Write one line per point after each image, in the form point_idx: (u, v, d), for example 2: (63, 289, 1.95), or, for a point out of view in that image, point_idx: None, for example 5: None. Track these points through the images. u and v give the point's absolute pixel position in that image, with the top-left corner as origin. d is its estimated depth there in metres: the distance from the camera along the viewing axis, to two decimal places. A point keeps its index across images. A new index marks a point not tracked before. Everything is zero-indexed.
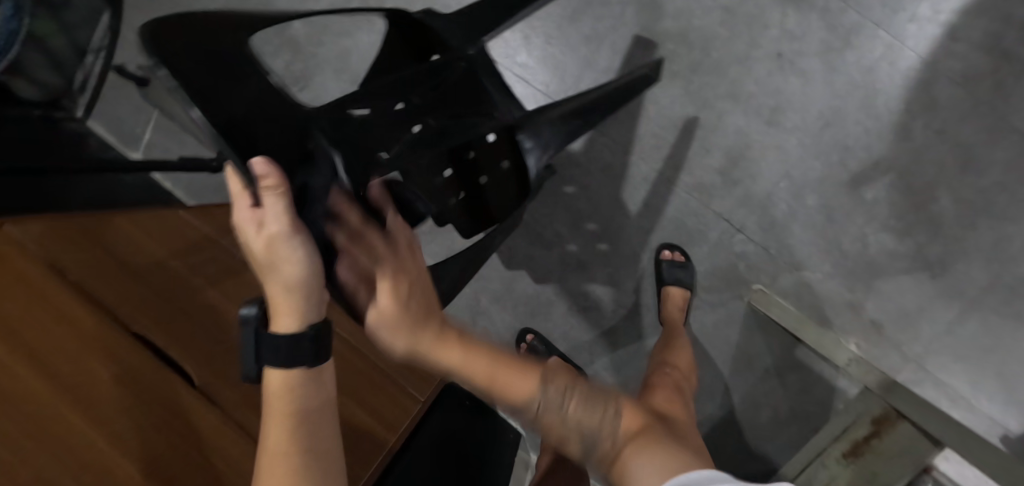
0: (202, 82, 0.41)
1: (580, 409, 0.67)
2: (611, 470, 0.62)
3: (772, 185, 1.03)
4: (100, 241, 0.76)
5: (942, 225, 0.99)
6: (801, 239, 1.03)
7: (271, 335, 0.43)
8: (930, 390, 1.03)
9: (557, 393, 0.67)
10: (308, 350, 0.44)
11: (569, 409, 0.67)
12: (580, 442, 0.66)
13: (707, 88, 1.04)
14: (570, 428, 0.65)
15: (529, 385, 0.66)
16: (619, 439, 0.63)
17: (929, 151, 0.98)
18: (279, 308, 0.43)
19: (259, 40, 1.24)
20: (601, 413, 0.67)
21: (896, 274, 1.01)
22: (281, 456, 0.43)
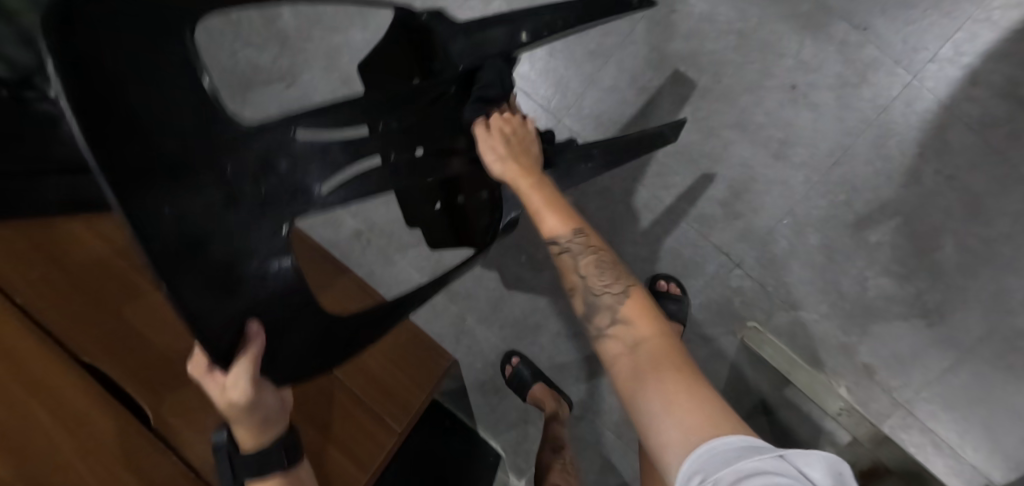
0: (90, 83, 0.31)
1: (593, 268, 0.64)
2: (623, 348, 0.57)
3: (775, 221, 1.00)
4: (55, 257, 0.69)
5: (944, 273, 0.96)
6: (799, 278, 1.01)
7: (240, 453, 0.51)
8: (917, 437, 1.01)
9: (579, 239, 0.64)
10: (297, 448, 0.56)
11: (584, 268, 0.63)
12: (584, 297, 0.63)
13: (715, 116, 0.99)
14: (579, 276, 0.64)
15: (558, 223, 0.63)
16: (617, 318, 0.60)
17: (937, 197, 0.95)
18: (244, 436, 0.50)
19: (247, 31, 1.16)
20: (614, 277, 0.63)
21: (892, 319, 0.99)
22: None
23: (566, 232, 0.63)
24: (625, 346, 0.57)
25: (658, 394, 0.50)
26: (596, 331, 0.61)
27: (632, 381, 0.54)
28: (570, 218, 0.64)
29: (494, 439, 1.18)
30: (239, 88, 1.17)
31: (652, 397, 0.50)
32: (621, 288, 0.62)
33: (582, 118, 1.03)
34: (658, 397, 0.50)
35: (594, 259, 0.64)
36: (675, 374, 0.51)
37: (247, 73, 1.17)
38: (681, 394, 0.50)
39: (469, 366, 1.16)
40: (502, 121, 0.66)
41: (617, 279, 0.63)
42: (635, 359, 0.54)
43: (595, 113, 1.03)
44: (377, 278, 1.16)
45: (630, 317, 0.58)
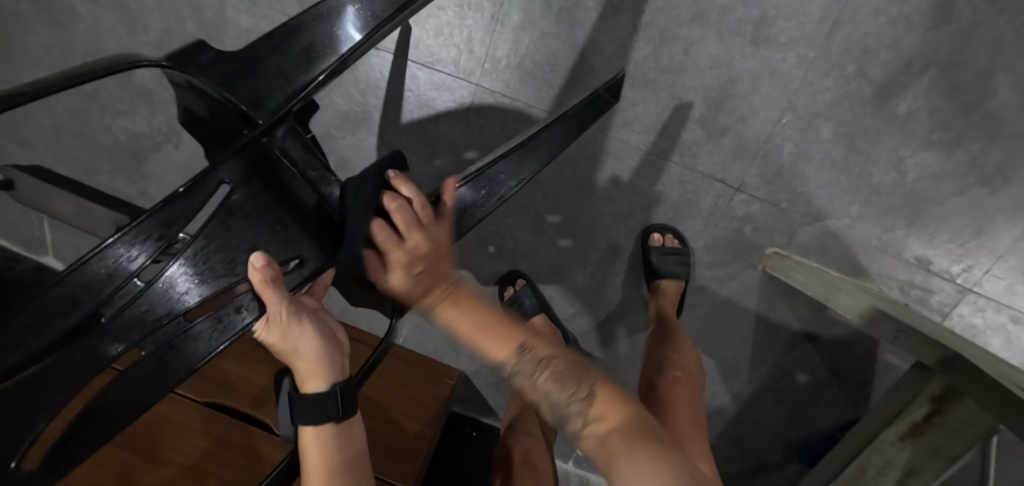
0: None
1: (546, 378, 0.54)
2: (592, 443, 0.52)
3: (772, 124, 0.80)
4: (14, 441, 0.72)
5: (1001, 123, 0.75)
6: (816, 183, 0.82)
7: None
8: (993, 319, 0.84)
9: (533, 348, 0.56)
10: (334, 407, 0.52)
11: (538, 383, 0.54)
12: (552, 410, 0.55)
13: (662, 15, 0.76)
14: (534, 385, 0.55)
15: (501, 351, 0.55)
16: (590, 422, 0.52)
17: (979, 29, 0.71)
18: None
19: (106, 98, 0.96)
20: (569, 376, 0.54)
21: (944, 198, 0.80)
22: None
23: (513, 343, 0.56)
24: (596, 439, 0.52)
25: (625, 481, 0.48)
26: (571, 434, 0.55)
27: (605, 452, 0.51)
28: (511, 340, 0.56)
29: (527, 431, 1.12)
30: (138, 163, 1.01)
31: (621, 475, 0.49)
32: (586, 392, 0.53)
33: (501, 74, 0.82)
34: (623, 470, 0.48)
35: (550, 371, 0.54)
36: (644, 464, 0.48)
37: (130, 145, 1.00)
38: (648, 479, 0.47)
39: (477, 374, 1.06)
40: (397, 210, 0.50)
41: (581, 383, 0.54)
42: (604, 442, 0.51)
43: (518, 63, 0.81)
44: (353, 314, 1.06)
45: (592, 408, 0.52)
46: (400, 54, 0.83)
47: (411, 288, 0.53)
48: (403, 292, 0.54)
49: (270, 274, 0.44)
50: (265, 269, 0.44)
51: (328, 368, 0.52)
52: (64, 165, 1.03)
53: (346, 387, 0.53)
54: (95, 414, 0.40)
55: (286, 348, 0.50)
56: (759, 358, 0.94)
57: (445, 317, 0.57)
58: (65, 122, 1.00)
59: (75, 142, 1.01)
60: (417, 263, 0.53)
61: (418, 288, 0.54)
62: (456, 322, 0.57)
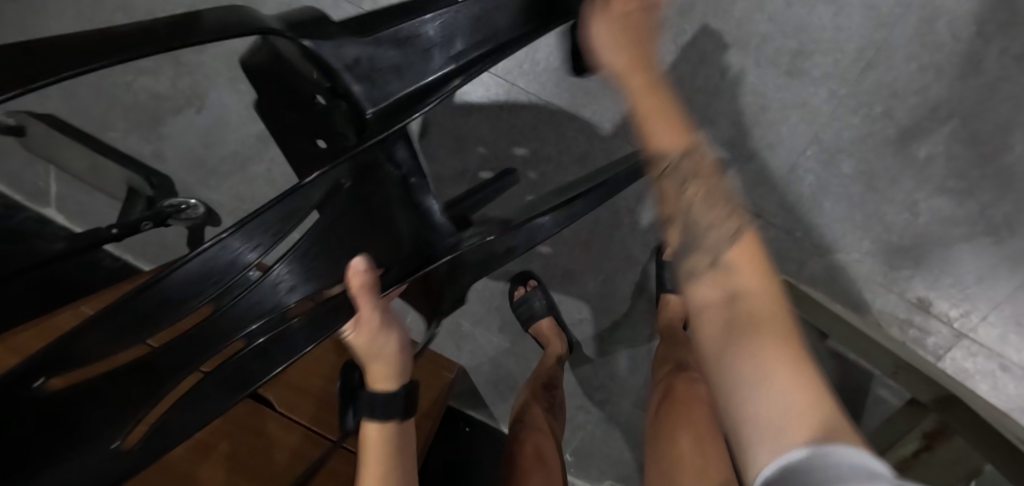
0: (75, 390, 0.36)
1: (700, 196, 0.44)
2: (716, 286, 0.39)
3: (797, 154, 0.82)
4: None
5: (1014, 178, 0.78)
6: (832, 216, 0.84)
7: None
8: (984, 365, 0.87)
9: (688, 160, 0.45)
10: (399, 407, 0.57)
11: (692, 189, 0.44)
12: (682, 229, 0.44)
13: (703, 37, 0.78)
14: (684, 203, 0.44)
15: (667, 134, 0.46)
16: (719, 262, 0.40)
17: (1004, 85, 0.74)
18: None
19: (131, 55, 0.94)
20: (724, 214, 0.43)
21: (951, 243, 0.83)
22: None
23: (677, 145, 0.45)
24: (719, 293, 0.39)
25: (751, 369, 0.33)
26: (681, 275, 0.42)
27: (722, 335, 0.36)
28: (684, 136, 0.46)
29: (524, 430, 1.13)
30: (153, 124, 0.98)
31: (740, 377, 0.34)
32: (734, 225, 0.42)
33: (538, 76, 0.83)
34: (755, 377, 0.33)
35: (698, 192, 0.44)
36: (783, 342, 0.34)
37: (150, 105, 0.98)
38: (774, 360, 0.33)
39: (476, 371, 1.06)
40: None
41: (732, 214, 0.43)
42: (728, 308, 0.37)
43: (556, 68, 0.82)
44: None
45: (735, 263, 0.39)
46: None
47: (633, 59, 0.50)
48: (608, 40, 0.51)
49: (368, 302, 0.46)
50: (365, 275, 0.44)
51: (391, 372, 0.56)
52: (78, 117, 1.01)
53: (410, 389, 0.58)
54: (218, 383, 0.43)
55: (367, 350, 0.53)
56: None
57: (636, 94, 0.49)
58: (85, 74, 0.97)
59: (92, 95, 0.98)
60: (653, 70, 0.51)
61: (637, 60, 0.51)
62: (637, 98, 0.49)
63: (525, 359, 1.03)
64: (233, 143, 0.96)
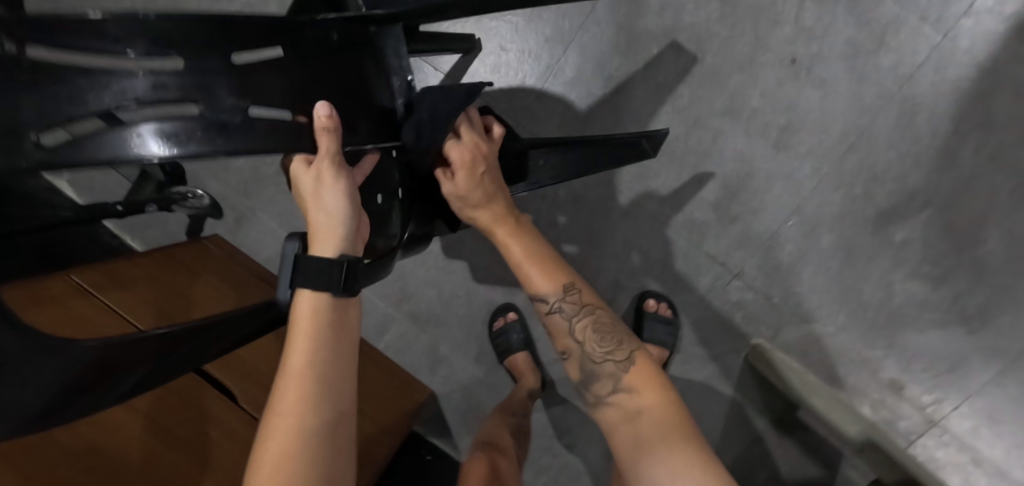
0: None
1: (592, 336, 0.58)
2: (621, 414, 0.54)
3: (779, 223, 0.85)
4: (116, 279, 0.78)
5: (987, 270, 0.81)
6: (810, 287, 0.87)
7: None
8: (957, 457, 0.86)
9: (568, 300, 0.59)
10: (339, 276, 0.46)
11: (577, 327, 0.59)
12: (581, 365, 0.59)
13: (700, 103, 0.83)
14: (575, 342, 0.59)
15: (544, 283, 0.59)
16: (620, 388, 0.55)
17: (978, 180, 0.79)
18: None
19: None
20: (615, 347, 0.58)
21: (924, 327, 0.84)
22: None
23: (555, 292, 0.59)
24: (624, 413, 0.54)
25: (658, 469, 0.49)
26: (592, 398, 0.58)
27: (635, 447, 0.51)
28: (558, 277, 0.59)
29: None
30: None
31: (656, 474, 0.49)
32: (624, 356, 0.57)
33: (543, 121, 0.88)
34: (660, 473, 0.48)
35: (593, 321, 0.58)
36: (676, 442, 0.50)
37: None
38: (676, 460, 0.49)
39: (447, 399, 1.05)
40: (451, 147, 0.55)
41: (620, 345, 0.58)
42: (635, 431, 0.52)
43: (561, 114, 0.87)
44: None
45: (632, 386, 0.55)
46: (454, 78, 0.88)
47: (495, 214, 0.58)
48: (460, 196, 0.56)
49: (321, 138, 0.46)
50: (329, 120, 0.45)
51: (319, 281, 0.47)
52: None
53: (352, 264, 0.47)
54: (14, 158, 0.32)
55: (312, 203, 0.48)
56: (727, 446, 0.93)
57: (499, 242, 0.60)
58: None
59: None
60: (514, 212, 0.60)
61: (495, 208, 0.58)
62: (518, 255, 0.60)
63: (499, 390, 1.04)
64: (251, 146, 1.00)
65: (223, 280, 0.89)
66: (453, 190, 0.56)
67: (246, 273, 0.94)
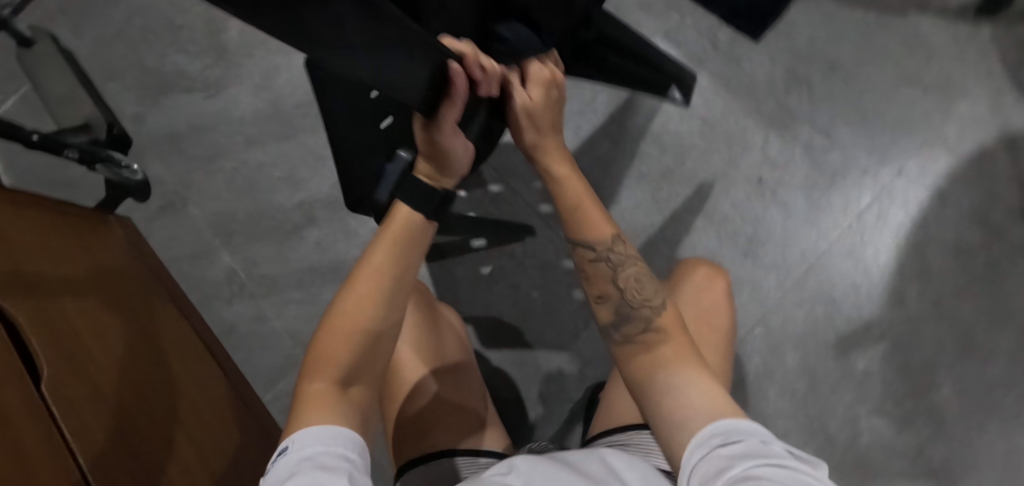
0: None
1: (636, 283, 0.48)
2: (644, 351, 0.44)
3: (745, 330, 0.83)
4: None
5: (944, 420, 0.79)
6: (777, 408, 0.80)
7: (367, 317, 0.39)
8: None
9: (617, 246, 0.49)
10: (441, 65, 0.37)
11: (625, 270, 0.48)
12: (616, 308, 0.48)
13: (678, 201, 0.88)
14: (617, 286, 0.48)
15: (597, 219, 0.49)
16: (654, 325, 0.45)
17: (925, 325, 0.82)
18: (341, 322, 0.39)
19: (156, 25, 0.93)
20: (656, 291, 0.48)
21: (892, 475, 0.78)
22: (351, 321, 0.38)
23: (599, 236, 0.48)
24: (651, 354, 0.43)
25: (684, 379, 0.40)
26: (620, 338, 0.46)
27: (650, 368, 0.42)
28: (606, 222, 0.49)
29: None
30: (154, 90, 0.90)
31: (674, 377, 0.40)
32: (662, 302, 0.47)
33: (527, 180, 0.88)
34: (679, 382, 0.40)
35: (638, 271, 0.49)
36: (702, 369, 0.41)
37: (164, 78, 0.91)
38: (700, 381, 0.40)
39: None
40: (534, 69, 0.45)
41: (662, 295, 0.48)
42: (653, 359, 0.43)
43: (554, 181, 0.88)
44: (243, 339, 0.83)
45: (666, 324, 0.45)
46: None
47: (554, 146, 0.51)
48: (529, 111, 0.47)
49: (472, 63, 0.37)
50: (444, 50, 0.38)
51: (440, 165, 0.44)
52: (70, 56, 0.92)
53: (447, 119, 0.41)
54: None
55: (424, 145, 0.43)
56: None
57: (542, 158, 0.51)
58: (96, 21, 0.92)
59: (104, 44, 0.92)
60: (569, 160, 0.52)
61: (561, 148, 0.51)
62: (567, 186, 0.50)
63: None
64: (218, 136, 0.89)
65: (111, 261, 0.72)
66: (524, 103, 0.46)
67: (143, 270, 0.77)
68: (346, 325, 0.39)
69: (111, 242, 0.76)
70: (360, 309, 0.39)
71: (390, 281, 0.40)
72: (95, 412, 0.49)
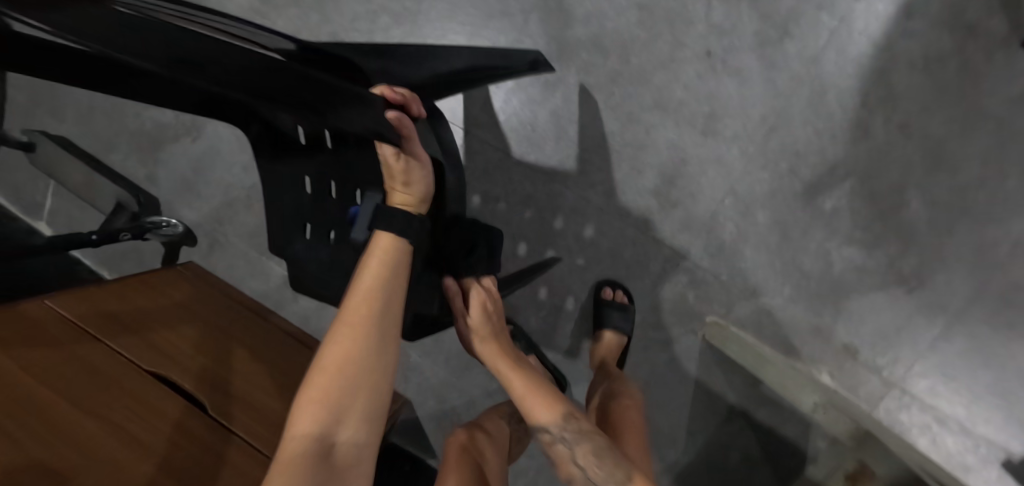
0: None
1: (588, 457, 0.63)
2: None
3: (716, 203, 0.91)
4: (97, 301, 0.78)
5: (915, 232, 0.85)
6: (754, 262, 0.91)
7: (338, 354, 0.51)
8: (918, 417, 0.87)
9: (569, 432, 0.65)
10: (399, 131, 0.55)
11: (577, 454, 0.64)
12: (569, 461, 0.65)
13: (630, 99, 0.91)
14: (577, 466, 0.64)
15: (546, 416, 0.66)
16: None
17: (892, 149, 0.84)
18: (324, 367, 0.51)
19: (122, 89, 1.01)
20: (603, 449, 0.63)
21: (866, 291, 0.88)
22: (331, 362, 0.51)
23: (551, 421, 0.66)
24: (599, 472, 0.61)
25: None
26: (570, 481, 0.67)
27: None
28: (557, 407, 0.66)
29: None
30: (148, 149, 1.02)
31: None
32: (596, 439, 0.64)
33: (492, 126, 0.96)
34: None
35: (576, 431, 0.65)
36: None
37: (153, 133, 1.02)
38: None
39: (421, 408, 1.06)
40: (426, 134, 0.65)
41: (616, 464, 0.61)
42: None
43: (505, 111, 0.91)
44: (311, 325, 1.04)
45: (633, 472, 0.59)
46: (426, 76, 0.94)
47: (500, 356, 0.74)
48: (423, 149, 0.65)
49: (399, 98, 0.58)
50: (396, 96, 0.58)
51: (416, 185, 0.61)
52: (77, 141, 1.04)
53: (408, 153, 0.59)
54: None
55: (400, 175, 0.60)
56: (698, 426, 0.95)
57: (508, 382, 0.70)
58: (77, 103, 1.02)
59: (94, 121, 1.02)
60: (518, 359, 0.74)
61: (508, 365, 0.72)
62: (517, 386, 0.69)
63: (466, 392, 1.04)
64: (222, 171, 1.01)
65: (202, 306, 0.87)
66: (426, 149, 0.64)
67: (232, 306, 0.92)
68: (330, 367, 0.51)
69: (201, 290, 0.91)
70: (342, 358, 0.51)
71: (368, 331, 0.53)
72: (124, 444, 0.62)
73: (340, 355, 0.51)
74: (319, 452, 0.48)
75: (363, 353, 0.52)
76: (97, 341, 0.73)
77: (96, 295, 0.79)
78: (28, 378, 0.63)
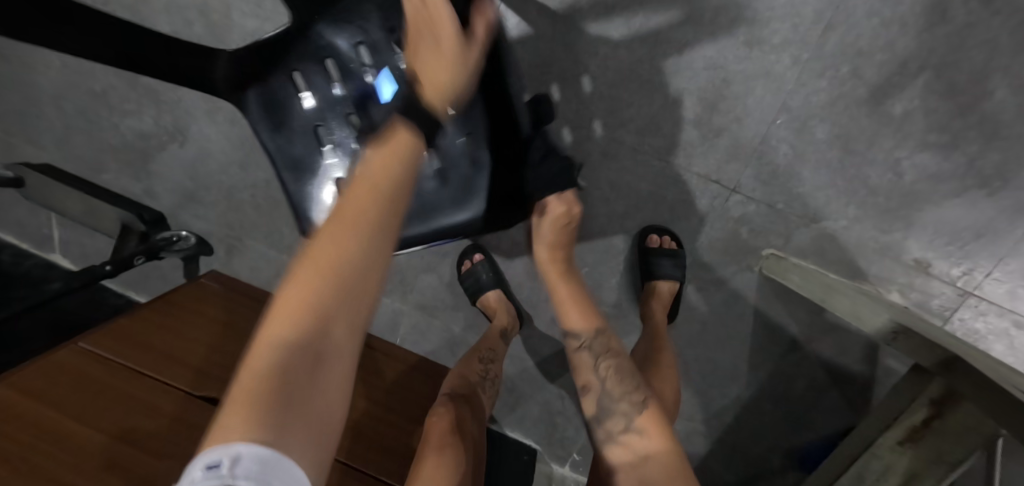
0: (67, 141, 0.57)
1: (614, 376, 0.67)
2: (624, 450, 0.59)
3: (767, 125, 0.80)
4: (129, 331, 0.78)
5: (999, 125, 0.74)
6: (813, 185, 0.82)
7: (337, 242, 0.43)
8: (995, 321, 0.82)
9: (596, 341, 0.70)
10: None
11: (603, 363, 0.68)
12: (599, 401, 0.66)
13: (657, 18, 0.78)
14: (598, 378, 0.68)
15: (581, 321, 0.72)
16: (632, 427, 0.61)
17: (973, 30, 0.71)
18: (317, 250, 0.42)
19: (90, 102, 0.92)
20: (633, 390, 0.65)
21: (941, 199, 0.79)
22: (326, 242, 0.43)
23: (585, 329, 0.71)
24: (634, 454, 0.58)
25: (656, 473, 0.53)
26: (603, 434, 0.63)
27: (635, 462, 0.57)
28: (593, 320, 0.72)
29: (527, 437, 1.08)
30: (138, 162, 0.95)
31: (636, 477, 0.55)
32: (639, 396, 0.64)
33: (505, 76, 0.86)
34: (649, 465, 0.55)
35: (613, 364, 0.68)
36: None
37: (137, 144, 0.93)
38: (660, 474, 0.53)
39: None
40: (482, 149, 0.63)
41: (638, 388, 0.66)
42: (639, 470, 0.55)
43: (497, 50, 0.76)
44: None
45: (644, 428, 0.60)
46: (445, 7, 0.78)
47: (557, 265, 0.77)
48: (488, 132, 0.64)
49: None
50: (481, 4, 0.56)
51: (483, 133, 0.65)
52: (69, 163, 0.99)
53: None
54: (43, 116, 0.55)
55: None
56: (759, 359, 0.93)
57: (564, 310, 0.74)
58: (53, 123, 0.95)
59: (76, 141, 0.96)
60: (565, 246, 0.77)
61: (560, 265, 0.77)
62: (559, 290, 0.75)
63: (517, 359, 1.01)
64: (217, 172, 0.92)
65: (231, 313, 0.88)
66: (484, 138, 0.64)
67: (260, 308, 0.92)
68: (320, 255, 0.42)
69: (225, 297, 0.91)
70: (337, 244, 0.42)
71: (372, 212, 0.45)
72: None
73: (336, 240, 0.43)
74: (296, 356, 0.38)
75: (357, 249, 0.43)
76: (147, 376, 0.74)
77: (127, 327, 0.78)
78: (103, 433, 0.65)
